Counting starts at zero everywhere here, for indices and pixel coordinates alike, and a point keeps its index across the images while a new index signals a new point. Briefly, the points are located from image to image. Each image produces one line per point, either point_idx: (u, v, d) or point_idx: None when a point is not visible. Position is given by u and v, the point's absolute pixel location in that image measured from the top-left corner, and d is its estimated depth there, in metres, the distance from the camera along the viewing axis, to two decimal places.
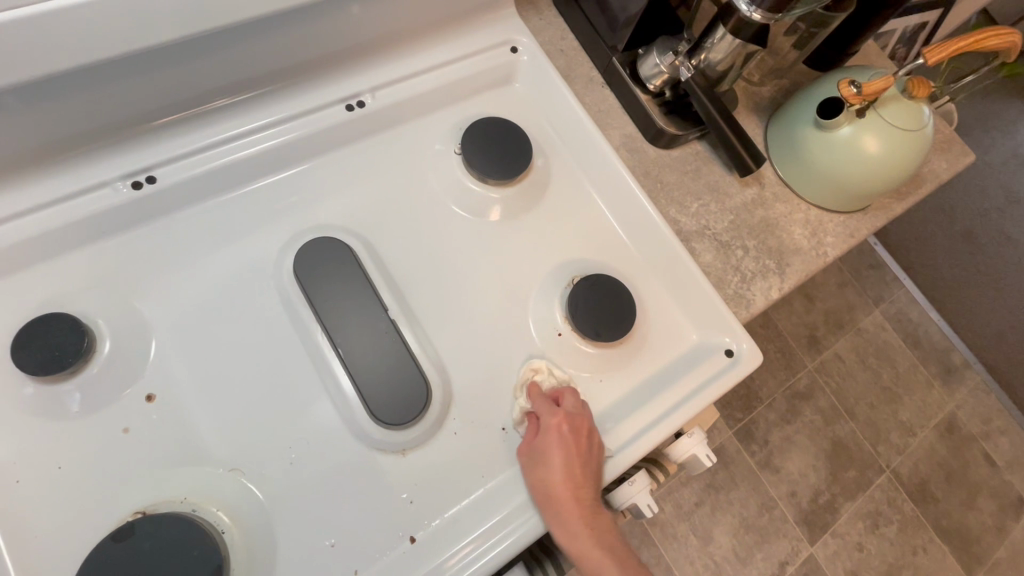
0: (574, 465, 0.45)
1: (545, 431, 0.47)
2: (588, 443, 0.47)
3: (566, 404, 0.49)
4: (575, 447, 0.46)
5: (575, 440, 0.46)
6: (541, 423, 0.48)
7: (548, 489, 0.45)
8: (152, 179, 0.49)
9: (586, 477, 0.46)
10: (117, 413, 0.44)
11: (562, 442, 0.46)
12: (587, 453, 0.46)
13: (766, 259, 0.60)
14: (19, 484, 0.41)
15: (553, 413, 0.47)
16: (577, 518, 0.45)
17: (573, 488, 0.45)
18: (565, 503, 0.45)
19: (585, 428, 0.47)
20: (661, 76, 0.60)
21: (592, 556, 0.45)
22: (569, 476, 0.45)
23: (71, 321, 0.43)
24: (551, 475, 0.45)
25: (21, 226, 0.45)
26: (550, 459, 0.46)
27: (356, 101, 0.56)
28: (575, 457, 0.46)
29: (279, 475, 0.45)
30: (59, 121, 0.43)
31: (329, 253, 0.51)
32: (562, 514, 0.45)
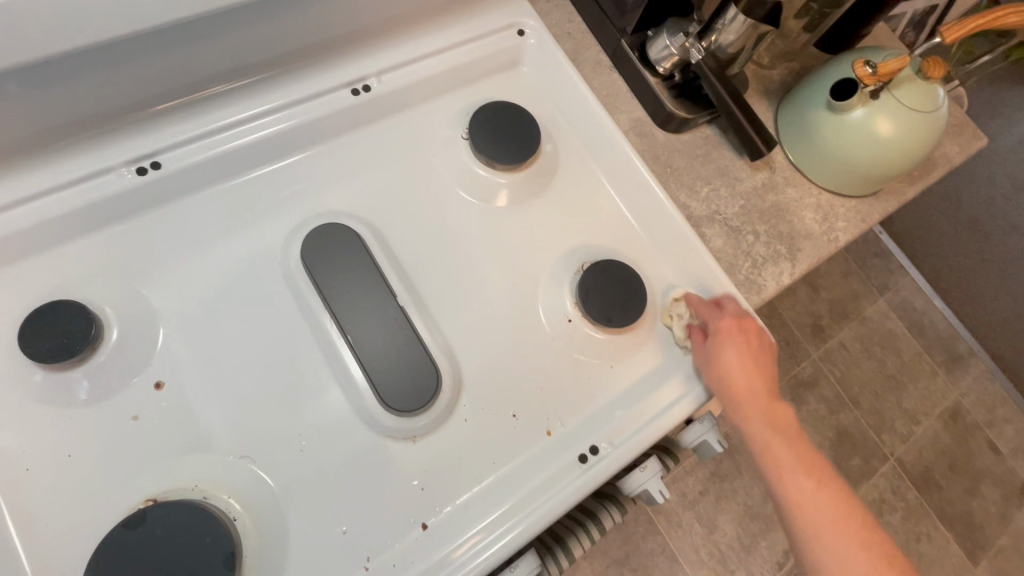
0: (750, 357, 0.49)
1: (716, 332, 0.50)
2: (760, 341, 0.51)
3: (728, 307, 0.52)
4: (746, 344, 0.50)
5: (746, 335, 0.50)
6: (711, 327, 0.51)
7: (727, 379, 0.49)
8: (157, 165, 0.48)
9: (762, 368, 0.50)
10: (127, 400, 0.44)
11: (729, 339, 0.50)
12: (756, 348, 0.50)
13: (777, 244, 0.59)
14: (29, 471, 0.41)
15: (722, 316, 0.51)
16: (759, 407, 0.48)
17: (758, 379, 0.49)
18: (753, 395, 0.49)
19: (751, 328, 0.51)
20: (671, 59, 0.59)
21: (781, 450, 0.48)
22: (751, 367, 0.49)
23: (78, 308, 0.43)
24: (730, 370, 0.49)
25: (26, 212, 0.45)
26: (724, 355, 0.49)
27: (362, 85, 0.55)
28: (752, 348, 0.50)
29: (291, 462, 0.45)
30: (61, 103, 0.42)
31: (338, 239, 0.50)
32: (743, 407, 0.48)
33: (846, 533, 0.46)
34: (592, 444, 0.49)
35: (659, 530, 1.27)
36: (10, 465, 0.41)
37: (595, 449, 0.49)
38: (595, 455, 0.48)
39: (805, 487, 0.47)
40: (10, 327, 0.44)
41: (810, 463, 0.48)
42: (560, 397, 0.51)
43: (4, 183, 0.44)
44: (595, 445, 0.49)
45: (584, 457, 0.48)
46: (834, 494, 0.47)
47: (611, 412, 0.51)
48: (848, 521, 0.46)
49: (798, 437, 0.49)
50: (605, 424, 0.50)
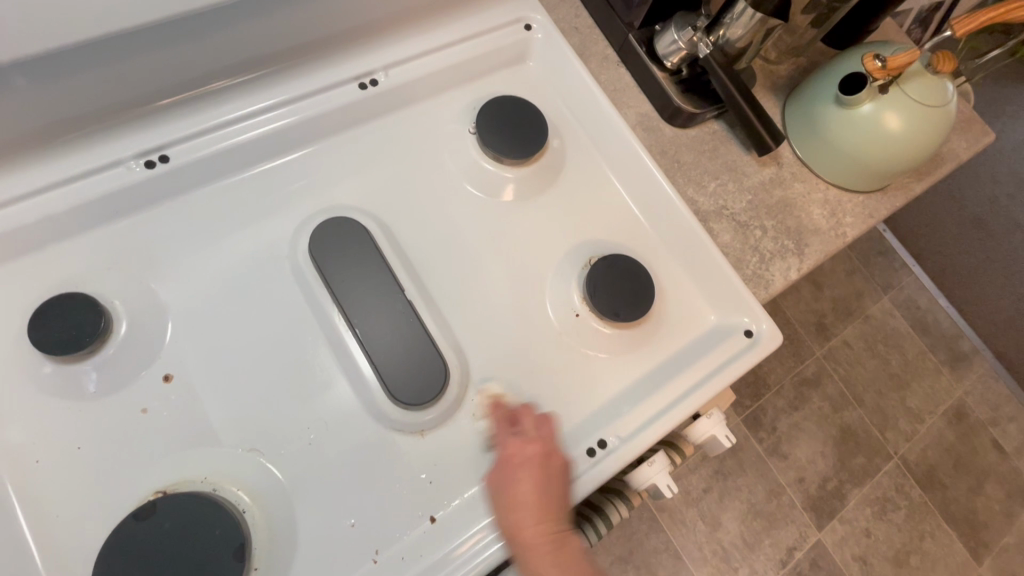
0: (538, 496, 0.43)
1: (510, 462, 0.45)
2: (552, 470, 0.45)
3: (525, 429, 0.47)
4: (540, 476, 0.44)
5: (536, 465, 0.44)
6: (505, 454, 0.45)
7: (518, 514, 0.43)
8: (166, 158, 0.48)
9: (555, 504, 0.44)
10: (136, 392, 0.44)
11: (524, 467, 0.44)
12: (550, 477, 0.44)
13: (785, 239, 0.59)
14: (38, 464, 0.41)
15: (516, 441, 0.46)
16: (548, 554, 0.42)
17: (548, 521, 0.43)
18: (537, 543, 0.42)
19: (546, 453, 0.45)
20: (679, 53, 0.59)
21: None
22: (543, 503, 0.43)
23: (89, 301, 0.43)
24: (514, 507, 0.43)
25: (35, 205, 0.45)
26: (513, 490, 0.44)
27: (369, 80, 0.55)
28: (542, 481, 0.44)
29: (300, 455, 0.45)
30: (70, 97, 0.42)
31: (347, 233, 0.50)
32: (530, 558, 0.42)
33: None
34: (599, 438, 0.49)
35: (662, 527, 1.27)
36: (21, 457, 0.41)
37: (603, 443, 0.48)
38: (603, 449, 0.48)
39: None
40: (20, 320, 0.44)
41: None
42: (567, 392, 0.51)
43: (12, 176, 0.44)
44: (603, 439, 0.49)
45: (591, 451, 0.48)
46: None
47: (619, 407, 0.51)
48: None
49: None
50: (613, 419, 0.50)
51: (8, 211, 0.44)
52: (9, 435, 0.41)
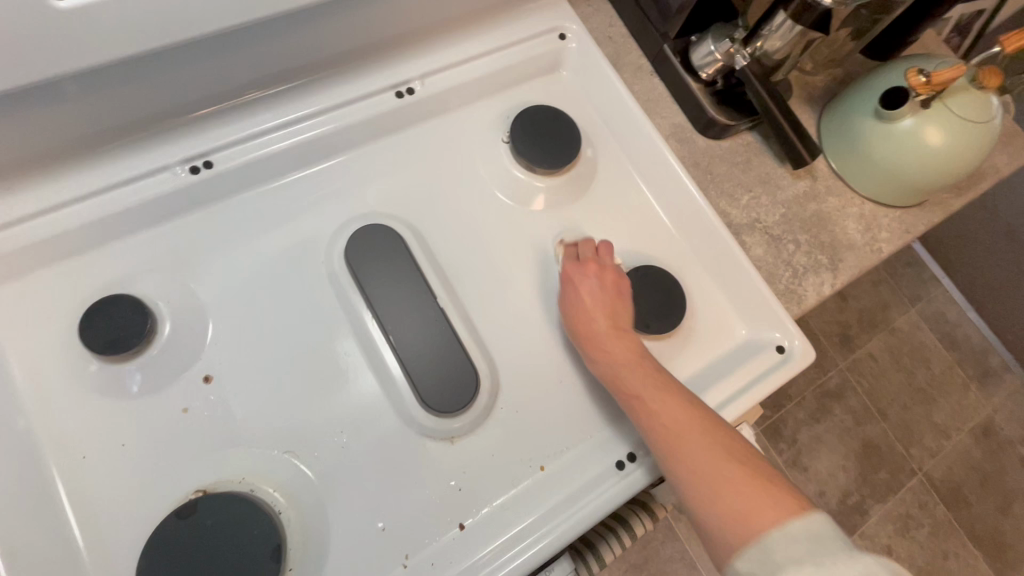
0: (595, 297, 0.49)
1: (566, 273, 0.52)
2: (607, 277, 0.50)
3: (581, 248, 0.53)
4: (596, 281, 0.50)
5: (597, 276, 0.50)
6: (562, 272, 0.52)
7: (579, 314, 0.49)
8: (209, 164, 0.49)
9: (618, 311, 0.49)
10: (177, 393, 0.45)
11: (578, 277, 0.51)
12: (606, 285, 0.50)
13: (819, 254, 0.58)
14: (86, 459, 0.43)
15: (567, 261, 0.52)
16: (614, 346, 0.47)
17: (602, 314, 0.49)
18: (596, 333, 0.48)
19: (597, 266, 0.51)
20: (715, 64, 0.58)
21: (649, 404, 0.44)
22: (601, 306, 0.49)
23: (136, 301, 0.44)
24: (577, 307, 0.49)
25: (86, 208, 0.46)
26: (573, 299, 0.50)
27: (406, 88, 0.55)
28: (603, 290, 0.50)
29: (333, 459, 0.45)
30: (121, 102, 0.44)
31: (382, 239, 0.51)
32: (594, 349, 0.48)
33: (733, 488, 0.39)
34: (629, 450, 0.49)
35: (679, 536, 1.24)
36: (69, 453, 0.42)
37: (632, 456, 0.48)
38: (632, 462, 0.48)
39: (693, 445, 0.42)
40: (69, 320, 0.45)
41: (709, 429, 0.42)
42: (595, 401, 0.51)
43: (67, 178, 0.46)
44: (633, 451, 0.49)
45: (621, 463, 0.48)
46: (719, 453, 0.41)
47: None
48: (729, 461, 0.41)
49: (665, 379, 0.45)
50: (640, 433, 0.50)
51: (62, 212, 0.45)
52: (58, 431, 0.43)
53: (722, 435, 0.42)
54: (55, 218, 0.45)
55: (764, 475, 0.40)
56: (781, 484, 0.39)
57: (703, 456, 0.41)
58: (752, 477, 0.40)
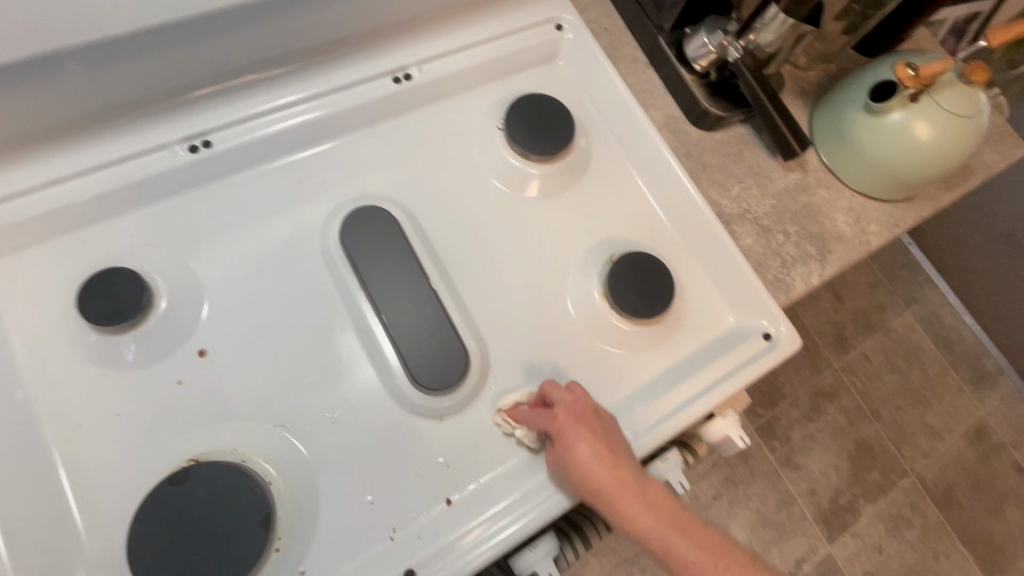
0: (598, 452, 0.43)
1: (559, 435, 0.44)
2: (596, 424, 0.45)
3: (554, 399, 0.46)
4: (592, 434, 0.44)
5: (591, 420, 0.45)
6: (551, 431, 0.45)
7: (592, 485, 0.43)
8: (208, 144, 0.50)
9: (621, 452, 0.44)
10: (172, 366, 0.46)
11: (577, 437, 0.44)
12: (599, 427, 0.45)
13: (808, 245, 0.59)
14: (80, 428, 0.43)
15: (552, 415, 0.45)
16: (639, 505, 0.42)
17: (615, 472, 0.43)
18: (620, 492, 0.42)
19: (588, 409, 0.45)
20: (708, 56, 0.59)
21: (703, 568, 0.41)
22: (605, 456, 0.43)
23: (133, 276, 0.45)
24: (589, 472, 0.43)
25: (87, 183, 0.47)
26: (578, 459, 0.43)
27: (403, 74, 0.56)
28: (601, 435, 0.44)
29: (323, 433, 0.46)
30: (124, 78, 0.45)
31: (373, 220, 0.52)
32: (620, 510, 0.42)
33: None
34: None
35: None
36: (63, 421, 0.43)
37: None
38: None
39: None
40: (68, 292, 0.46)
41: (756, 573, 0.42)
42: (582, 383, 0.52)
43: (70, 154, 0.47)
44: None
45: None
46: None
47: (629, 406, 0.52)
48: None
49: (693, 522, 0.42)
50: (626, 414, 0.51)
51: (63, 187, 0.46)
52: (53, 399, 0.43)
53: (763, 573, 0.42)
54: (56, 192, 0.46)
55: None
56: None
57: None
58: None
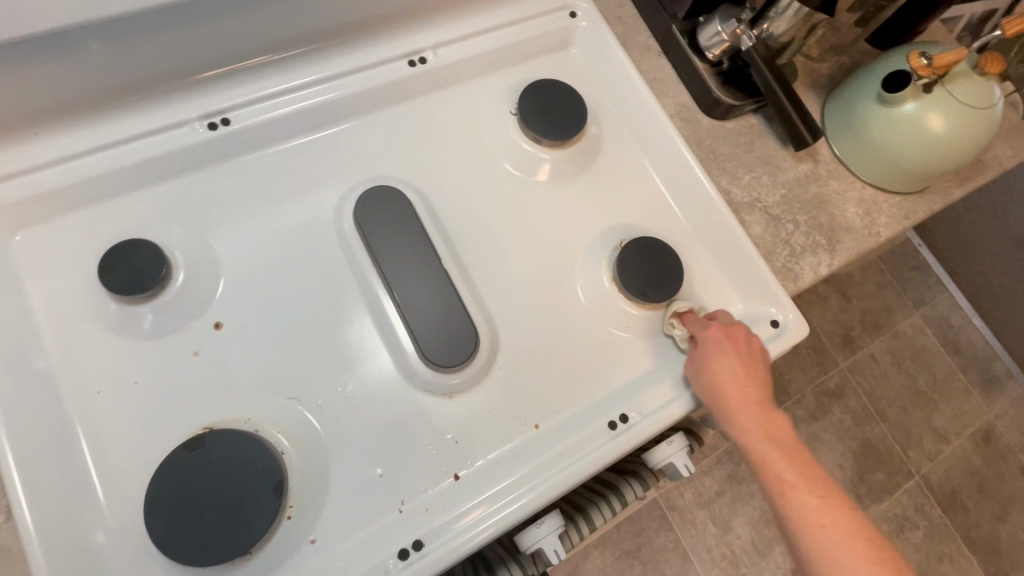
0: (737, 364, 0.48)
1: (704, 345, 0.50)
2: (754, 344, 0.50)
3: (715, 318, 0.51)
4: (735, 350, 0.49)
5: (743, 343, 0.49)
6: (700, 341, 0.50)
7: (716, 388, 0.48)
8: (227, 122, 0.51)
9: (758, 374, 0.49)
10: (189, 337, 0.47)
11: (725, 348, 0.49)
12: (748, 352, 0.49)
13: (817, 235, 0.59)
14: (99, 395, 0.44)
15: (709, 326, 0.50)
16: (752, 414, 0.47)
17: (747, 386, 0.48)
18: (740, 402, 0.47)
19: (741, 334, 0.50)
20: (721, 45, 0.59)
21: (783, 473, 0.45)
22: (745, 376, 0.48)
23: (153, 248, 0.46)
24: (723, 376, 0.48)
25: (109, 156, 0.48)
26: (716, 371, 0.48)
27: (418, 58, 0.57)
28: (746, 355, 0.49)
29: (335, 407, 0.47)
30: (148, 52, 0.46)
31: (387, 200, 0.53)
32: (733, 415, 0.47)
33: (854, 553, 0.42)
34: (621, 412, 0.50)
35: (673, 526, 1.26)
36: (82, 387, 0.44)
37: (625, 417, 0.50)
38: (624, 423, 0.50)
39: (821, 509, 0.44)
40: (87, 263, 0.47)
41: (828, 494, 0.44)
42: (590, 365, 0.53)
43: (95, 128, 0.48)
44: (625, 413, 0.50)
45: (614, 424, 0.50)
46: (840, 514, 0.44)
47: (636, 388, 0.52)
48: (850, 529, 0.43)
49: (794, 444, 0.46)
50: (633, 396, 0.51)
51: (86, 159, 0.48)
52: (72, 366, 0.44)
53: (834, 500, 0.44)
54: (79, 165, 0.48)
55: (876, 536, 0.43)
56: (887, 546, 0.43)
57: (828, 519, 0.43)
58: (872, 542, 0.43)
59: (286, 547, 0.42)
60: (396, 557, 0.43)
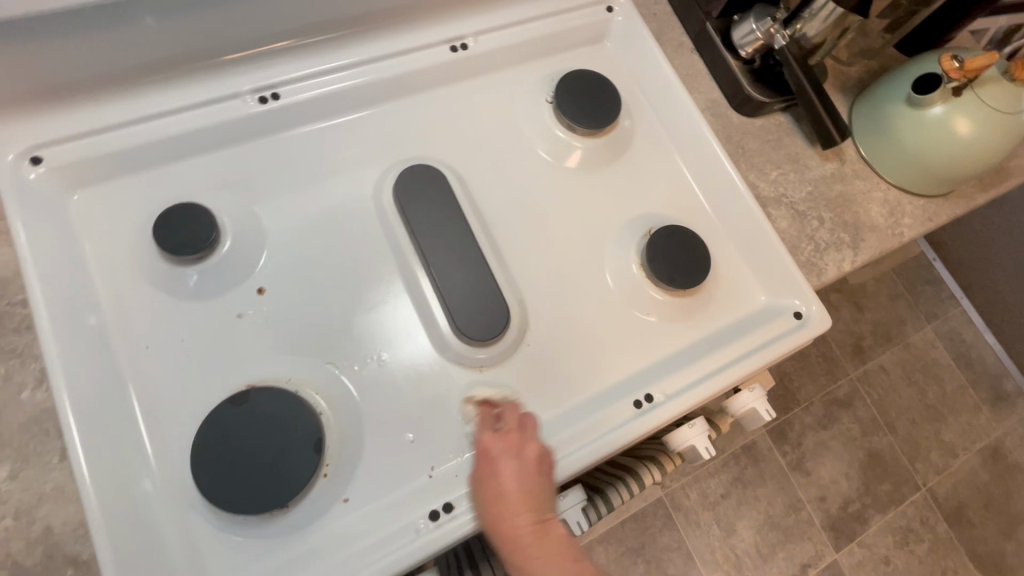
0: (518, 488, 0.44)
1: (482, 453, 0.46)
2: (531, 451, 0.46)
3: (504, 420, 0.47)
4: (517, 463, 0.45)
5: (517, 451, 0.45)
6: (478, 447, 0.46)
7: (496, 511, 0.44)
8: (276, 96, 0.53)
9: (536, 491, 0.45)
10: (234, 299, 0.49)
11: (496, 455, 0.45)
12: (528, 464, 0.45)
13: (841, 232, 0.61)
14: (148, 349, 0.46)
15: (486, 431, 0.47)
16: (532, 542, 0.43)
17: (526, 513, 0.44)
18: (518, 536, 0.43)
19: (519, 442, 0.46)
20: (755, 43, 0.61)
21: None
22: (523, 491, 0.44)
23: (206, 213, 0.48)
24: (497, 493, 0.44)
25: (164, 124, 0.50)
26: (493, 490, 0.44)
27: (460, 44, 0.59)
28: (525, 470, 0.45)
29: (370, 374, 0.49)
30: (208, 25, 0.48)
31: (426, 177, 0.54)
32: (514, 549, 0.43)
33: None
34: (646, 392, 0.52)
35: (677, 526, 1.29)
36: (133, 342, 0.46)
37: (650, 397, 0.51)
38: (649, 403, 0.51)
39: None
40: (140, 224, 0.49)
41: None
42: (617, 346, 0.54)
43: (151, 97, 0.50)
44: (650, 393, 0.52)
45: (639, 403, 0.51)
46: None
47: (660, 369, 0.54)
48: None
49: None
50: (657, 377, 0.53)
51: (142, 126, 0.50)
52: (124, 321, 0.46)
53: None
54: (136, 131, 0.50)
55: None
56: None
57: None
58: None
59: (320, 503, 0.44)
60: (427, 517, 0.45)
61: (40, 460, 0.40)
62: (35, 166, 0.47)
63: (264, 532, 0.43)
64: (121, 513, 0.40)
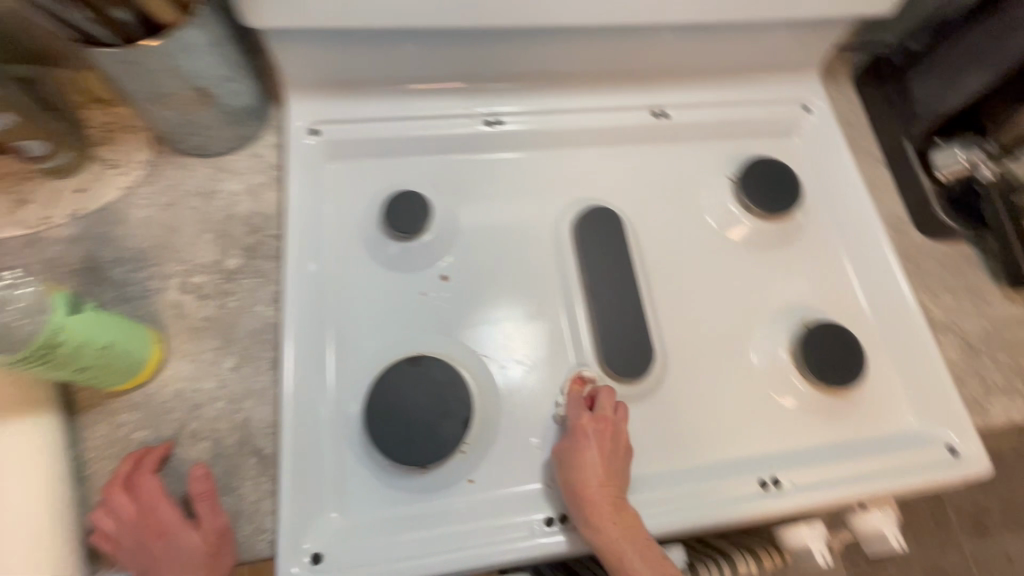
0: (602, 464, 0.47)
1: (575, 431, 0.48)
2: (610, 445, 0.47)
3: (598, 406, 0.50)
4: (603, 450, 0.47)
5: (608, 437, 0.48)
6: (574, 425, 0.49)
7: (578, 482, 0.46)
8: (499, 122, 0.62)
9: (618, 477, 0.47)
10: (421, 279, 0.56)
11: (591, 439, 0.47)
12: (614, 450, 0.48)
13: (1016, 378, 0.57)
14: (348, 300, 0.54)
15: (582, 415, 0.49)
16: (607, 513, 0.45)
17: (610, 490, 0.46)
18: (597, 503, 0.45)
19: (614, 429, 0.48)
20: (956, 169, 0.61)
21: None
22: (605, 481, 0.46)
23: (423, 203, 0.56)
24: (585, 472, 0.46)
25: (410, 125, 0.61)
26: (579, 462, 0.47)
27: (661, 111, 0.65)
28: (610, 453, 0.47)
29: (518, 377, 0.53)
30: (472, 57, 0.58)
31: (606, 216, 0.59)
32: (591, 514, 0.45)
33: None
34: (773, 475, 0.52)
35: None
36: (338, 291, 0.54)
37: (777, 481, 0.51)
38: (775, 487, 0.51)
39: None
40: (368, 198, 0.59)
41: None
42: (750, 423, 0.54)
43: (407, 102, 0.61)
44: (777, 477, 0.51)
45: (764, 483, 0.51)
46: None
47: (790, 457, 0.53)
48: None
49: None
50: (787, 464, 0.52)
51: (393, 123, 0.60)
52: (337, 272, 0.55)
53: None
54: (388, 125, 0.60)
55: None
56: None
57: None
58: None
59: (452, 475, 0.48)
60: (541, 521, 0.48)
61: (255, 361, 0.49)
62: (311, 136, 0.58)
63: (400, 483, 0.47)
64: (301, 427, 0.47)
